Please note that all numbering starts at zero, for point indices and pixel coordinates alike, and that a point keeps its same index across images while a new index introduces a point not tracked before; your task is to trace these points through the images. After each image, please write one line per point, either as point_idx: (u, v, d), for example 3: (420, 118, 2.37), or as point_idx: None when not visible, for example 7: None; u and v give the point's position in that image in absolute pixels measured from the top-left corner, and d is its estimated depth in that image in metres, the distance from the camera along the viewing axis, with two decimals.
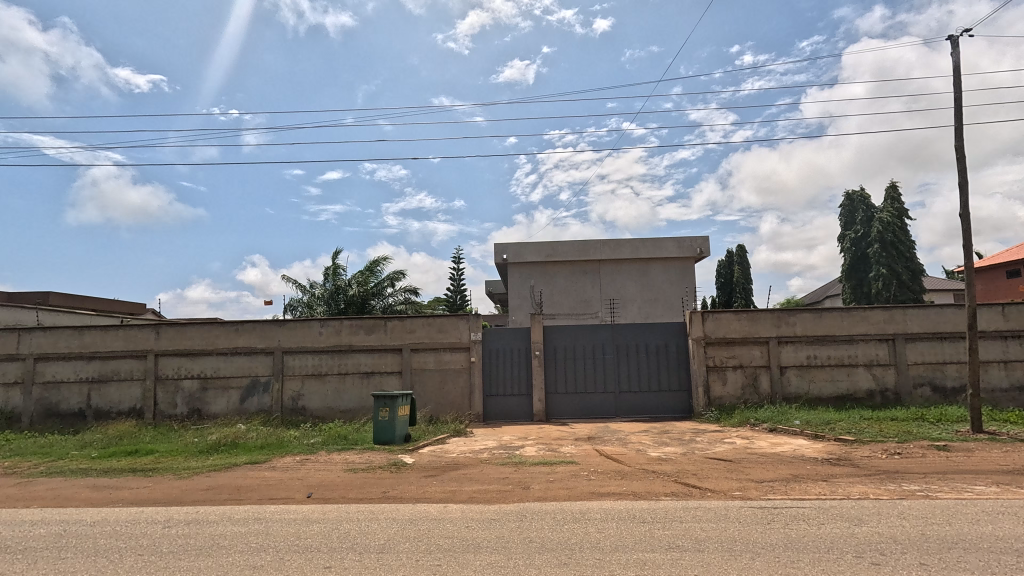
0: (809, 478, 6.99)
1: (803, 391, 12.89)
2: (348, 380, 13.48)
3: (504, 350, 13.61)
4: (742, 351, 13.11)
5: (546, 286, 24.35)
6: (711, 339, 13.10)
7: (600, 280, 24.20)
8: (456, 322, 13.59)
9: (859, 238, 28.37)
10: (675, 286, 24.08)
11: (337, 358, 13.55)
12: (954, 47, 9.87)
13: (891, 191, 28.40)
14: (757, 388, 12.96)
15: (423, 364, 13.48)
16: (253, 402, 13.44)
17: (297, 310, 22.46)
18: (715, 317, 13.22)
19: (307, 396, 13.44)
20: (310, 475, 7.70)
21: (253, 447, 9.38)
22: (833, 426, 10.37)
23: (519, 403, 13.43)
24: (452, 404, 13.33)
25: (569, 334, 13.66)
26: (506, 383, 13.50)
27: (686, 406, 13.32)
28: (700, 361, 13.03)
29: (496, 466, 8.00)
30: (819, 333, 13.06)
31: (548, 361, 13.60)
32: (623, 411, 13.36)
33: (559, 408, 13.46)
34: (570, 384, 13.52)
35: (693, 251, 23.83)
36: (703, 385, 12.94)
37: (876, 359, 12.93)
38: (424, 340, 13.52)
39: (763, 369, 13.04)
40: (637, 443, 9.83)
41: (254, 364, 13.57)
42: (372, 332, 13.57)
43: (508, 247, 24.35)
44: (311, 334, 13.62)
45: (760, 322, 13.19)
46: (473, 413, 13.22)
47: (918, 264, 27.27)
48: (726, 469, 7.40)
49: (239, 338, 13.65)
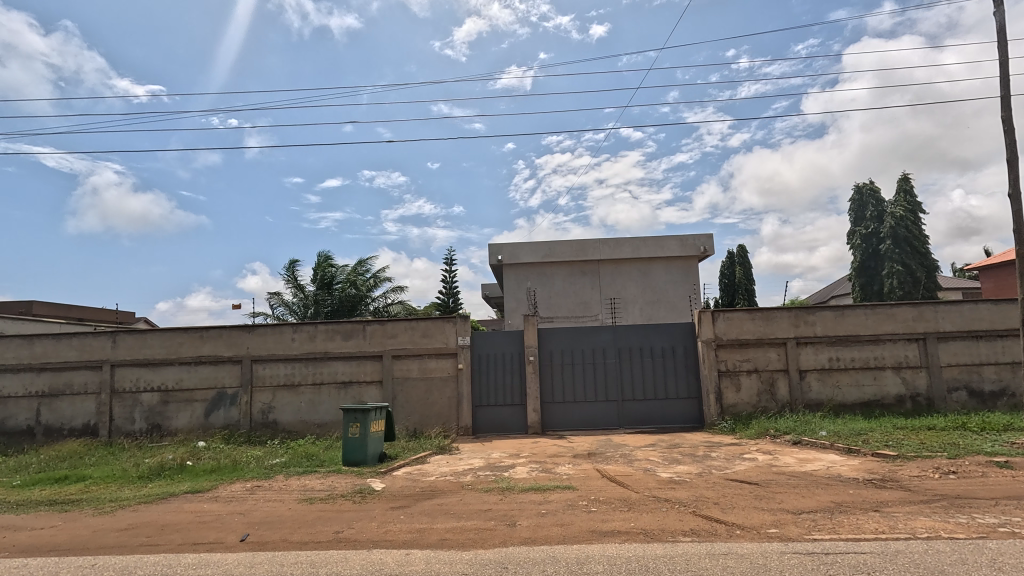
0: (857, 508, 5.76)
1: (826, 397, 11.65)
2: (324, 390, 12.25)
3: (495, 355, 12.39)
4: (757, 354, 11.91)
5: (543, 288, 23.16)
6: (723, 341, 11.89)
7: (600, 280, 23.00)
8: (442, 325, 12.37)
9: (870, 235, 27.02)
10: (678, 286, 22.88)
11: (312, 367, 12.33)
12: (999, 5, 8.70)
13: (902, 185, 27.20)
14: (774, 394, 11.74)
15: (406, 373, 12.26)
16: (219, 417, 12.19)
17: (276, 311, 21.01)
18: (727, 317, 12.01)
19: (278, 409, 12.20)
20: (255, 508, 6.44)
21: (202, 471, 8.17)
22: (867, 438, 9.14)
23: (512, 414, 12.19)
24: (438, 416, 12.09)
25: (566, 337, 12.45)
26: (498, 392, 12.25)
27: (696, 415, 12.07)
28: (710, 366, 11.82)
29: (479, 494, 6.76)
30: (841, 333, 11.84)
31: (544, 368, 12.37)
32: (627, 421, 12.13)
33: (556, 419, 12.23)
34: (568, 392, 12.29)
35: (697, 249, 22.65)
36: (714, 391, 11.72)
37: (905, 361, 11.71)
38: (407, 346, 12.31)
39: (781, 373, 11.81)
40: (645, 461, 8.57)
41: (221, 375, 12.34)
42: (350, 337, 12.36)
43: (502, 247, 23.19)
44: (283, 340, 12.41)
45: (776, 321, 11.97)
46: (461, 426, 11.97)
47: (933, 261, 26.15)
48: (754, 497, 6.15)
49: (204, 346, 12.41)
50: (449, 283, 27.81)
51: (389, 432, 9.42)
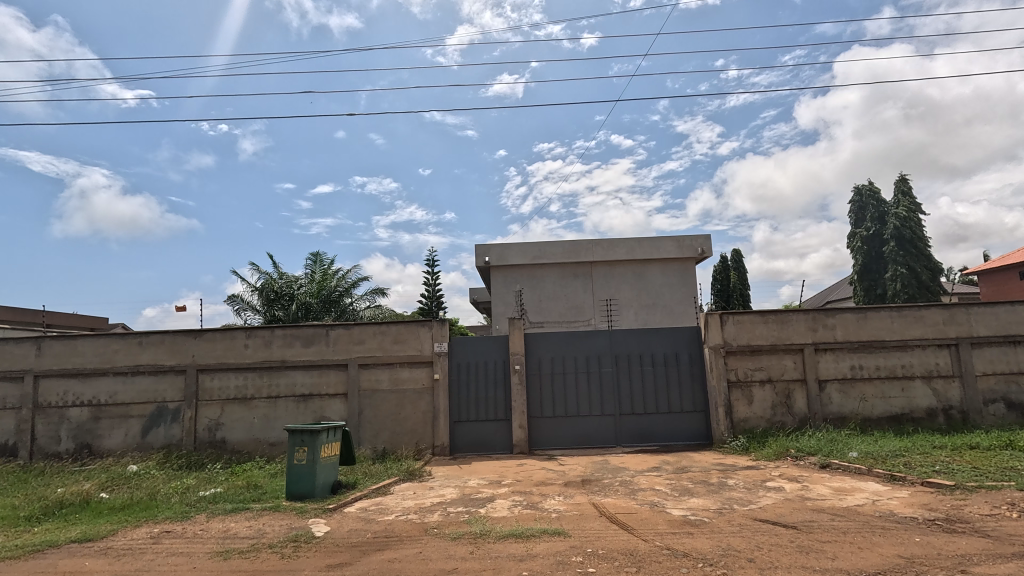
0: (938, 566, 4.38)
1: (848, 410, 10.34)
2: (281, 404, 10.73)
3: (476, 364, 10.95)
4: (771, 361, 10.59)
5: (533, 291, 21.76)
6: (732, 348, 10.58)
7: (593, 284, 21.65)
8: (416, 330, 10.93)
9: (872, 237, 25.93)
10: (675, 290, 21.59)
11: (267, 377, 10.80)
12: None
13: (902, 185, 26.06)
14: (791, 407, 10.41)
15: (374, 384, 10.79)
16: (158, 435, 10.63)
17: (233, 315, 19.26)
18: (736, 320, 10.71)
19: (227, 425, 10.66)
20: (150, 567, 4.93)
21: (106, 509, 6.61)
22: (906, 461, 7.81)
23: (496, 431, 10.72)
24: (410, 433, 10.62)
25: (556, 344, 11.05)
26: (479, 406, 10.78)
27: (702, 431, 10.70)
28: (719, 375, 10.49)
29: (444, 544, 5.30)
30: (864, 339, 10.55)
31: (532, 378, 10.96)
32: (625, 439, 10.73)
33: (545, 437, 10.80)
34: (560, 406, 10.86)
35: (695, 251, 21.41)
36: (723, 404, 10.36)
37: (936, 370, 10.44)
38: (376, 353, 10.84)
39: (798, 384, 10.49)
40: (650, 491, 7.16)
41: (162, 387, 10.79)
42: (311, 343, 10.87)
43: (490, 248, 21.79)
44: (234, 348, 10.89)
45: (791, 325, 10.67)
46: (437, 445, 10.51)
47: (937, 263, 25.07)
48: (798, 550, 4.73)
49: (143, 353, 10.86)
50: (431, 285, 26.29)
51: (345, 456, 7.89)
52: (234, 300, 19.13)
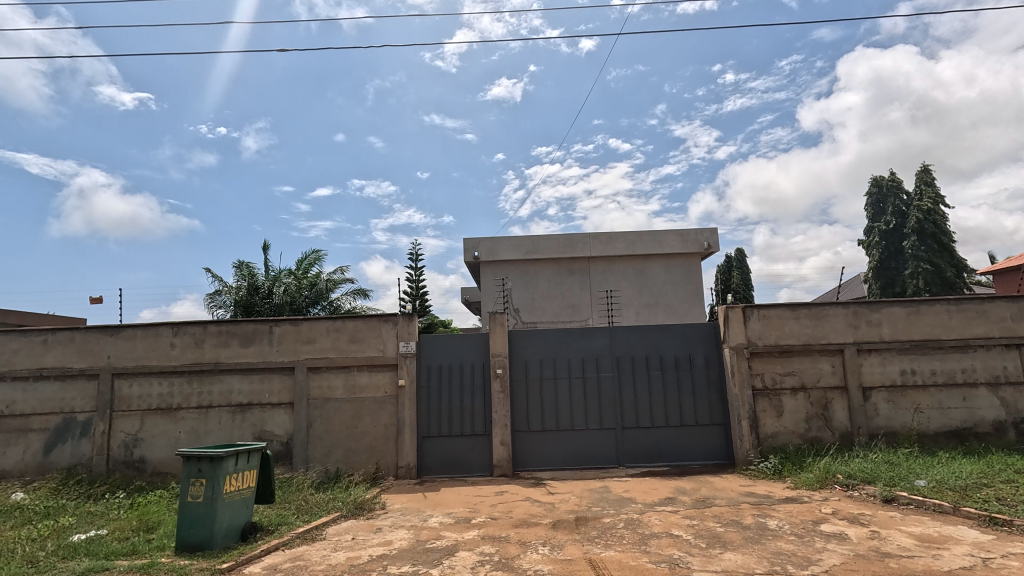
0: None
1: (898, 424, 8.54)
2: (213, 416, 8.88)
3: (451, 367, 9.13)
4: (804, 365, 8.80)
5: (525, 289, 19.92)
6: (757, 348, 8.80)
7: (589, 280, 19.83)
8: (377, 327, 9.09)
9: (891, 231, 24.34)
10: (679, 288, 19.80)
11: (197, 383, 8.96)
12: None
13: (924, 176, 24.41)
14: (829, 421, 8.61)
15: (326, 392, 8.95)
16: (64, 453, 8.76)
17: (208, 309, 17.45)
18: (762, 316, 8.93)
19: (147, 442, 8.79)
20: None
21: None
22: (997, 493, 5.98)
23: (472, 448, 8.87)
24: (369, 452, 8.77)
25: (546, 344, 9.25)
26: (453, 418, 8.93)
27: (721, 449, 8.88)
28: (741, 382, 8.72)
29: None
30: (915, 338, 8.77)
31: (516, 385, 9.12)
32: (628, 458, 8.90)
33: (532, 455, 8.96)
34: (550, 418, 9.03)
35: (700, 245, 19.61)
36: (747, 417, 8.58)
37: (1003, 375, 8.64)
38: (329, 354, 9.00)
39: (836, 392, 8.70)
40: (667, 540, 5.30)
41: (71, 395, 8.92)
42: (251, 343, 9.03)
43: (480, 243, 20.04)
44: (159, 348, 9.04)
45: (828, 322, 8.88)
46: (401, 466, 8.67)
47: (962, 260, 23.28)
48: None
49: (48, 355, 8.99)
50: (416, 283, 24.40)
51: (262, 493, 6.01)
52: (210, 297, 17.10)
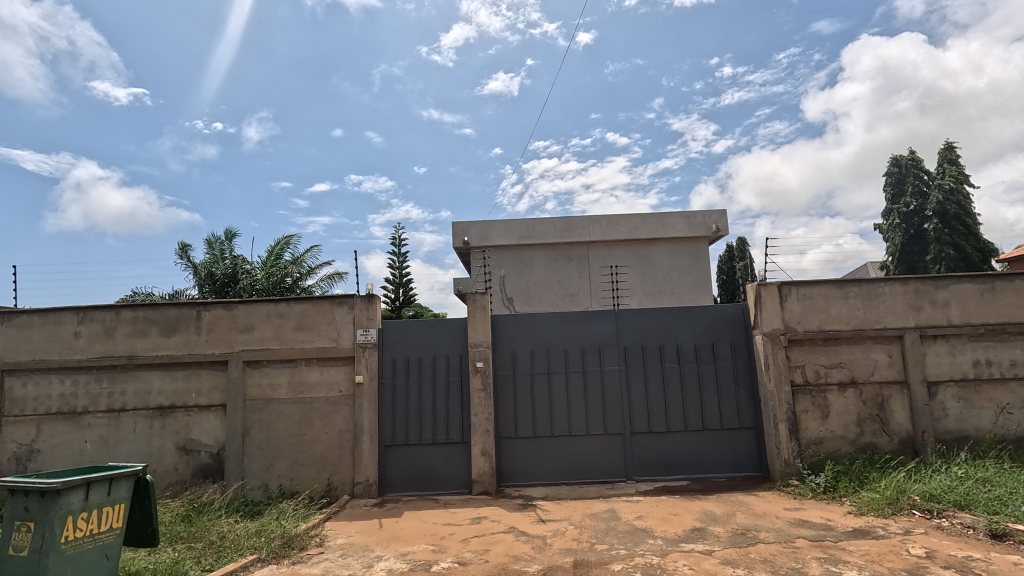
0: None
1: (971, 428, 6.94)
2: (127, 422, 7.21)
3: (421, 361, 7.45)
4: (855, 355, 7.16)
5: (519, 277, 18.21)
6: (797, 335, 7.16)
7: (588, 267, 18.13)
8: (329, 312, 7.40)
9: (911, 213, 22.79)
10: (686, 276, 18.12)
11: (107, 382, 7.27)
12: None
13: (947, 154, 22.76)
14: (886, 424, 6.99)
15: (267, 392, 7.27)
16: None
17: (135, 297, 13.93)
18: (802, 295, 7.27)
19: (45, 455, 7.14)
20: None
21: None
22: None
23: (448, 459, 7.22)
24: (320, 464, 7.11)
25: (538, 331, 7.58)
26: (424, 422, 7.27)
27: (752, 458, 7.25)
28: (778, 376, 7.07)
29: None
30: (991, 323, 7.12)
31: (501, 381, 7.46)
32: (637, 470, 7.26)
33: (520, 467, 7.31)
34: (542, 421, 7.38)
35: (708, 229, 17.92)
36: (786, 419, 6.94)
37: None
38: (270, 346, 7.32)
39: (893, 387, 7.07)
40: None
41: None
42: (174, 331, 7.34)
43: (469, 227, 18.34)
44: (59, 338, 7.33)
45: (884, 303, 7.22)
46: (358, 483, 7.02)
47: (987, 243, 21.68)
48: None
49: None
50: (400, 271, 22.74)
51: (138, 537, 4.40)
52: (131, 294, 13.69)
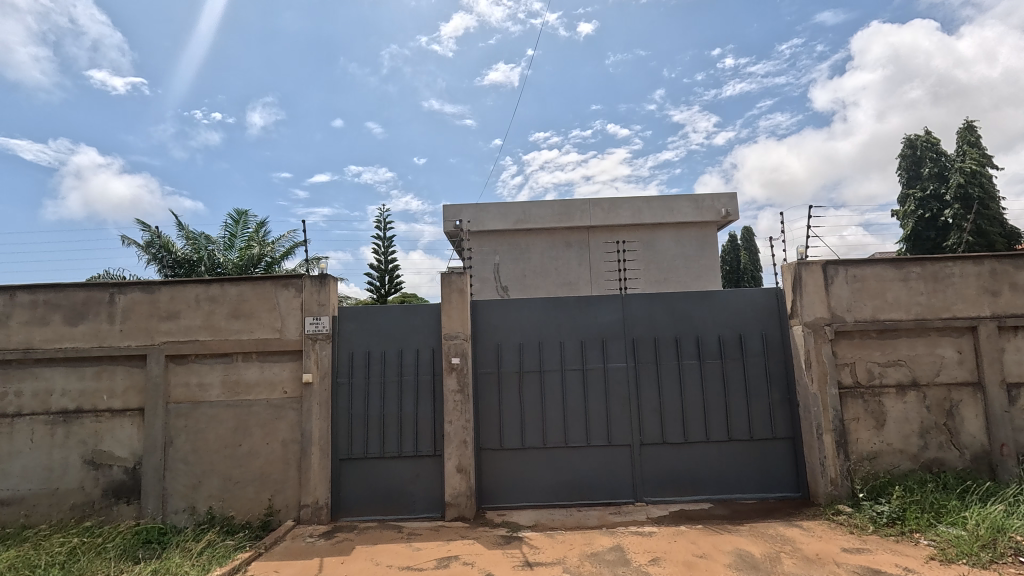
0: None
1: None
2: (23, 430, 5.87)
3: (385, 356, 6.11)
4: (916, 352, 5.82)
5: (513, 264, 16.81)
6: (845, 325, 5.81)
7: (589, 254, 16.73)
8: (273, 296, 6.04)
9: (928, 197, 21.33)
10: (693, 264, 16.74)
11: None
12: None
13: (967, 134, 21.35)
14: (955, 436, 5.67)
15: (196, 393, 5.94)
16: None
17: None
18: (851, 276, 5.92)
19: None
20: None
21: None
22: None
23: (417, 475, 5.91)
24: (259, 482, 5.78)
25: (527, 321, 6.24)
26: (388, 430, 5.96)
27: (788, 475, 5.94)
28: (822, 376, 5.73)
29: None
30: None
31: (482, 380, 6.12)
32: (647, 488, 5.96)
33: (506, 485, 6.00)
34: (533, 429, 6.06)
35: (717, 213, 16.54)
36: (832, 429, 5.62)
37: None
38: (199, 337, 5.97)
39: (964, 389, 5.74)
40: None
41: None
42: (81, 319, 5.99)
43: (462, 210, 16.94)
44: None
45: (953, 287, 5.86)
46: (306, 506, 5.71)
47: (1011, 228, 20.32)
48: None
49: None
50: (387, 258, 21.32)
51: None
52: None
